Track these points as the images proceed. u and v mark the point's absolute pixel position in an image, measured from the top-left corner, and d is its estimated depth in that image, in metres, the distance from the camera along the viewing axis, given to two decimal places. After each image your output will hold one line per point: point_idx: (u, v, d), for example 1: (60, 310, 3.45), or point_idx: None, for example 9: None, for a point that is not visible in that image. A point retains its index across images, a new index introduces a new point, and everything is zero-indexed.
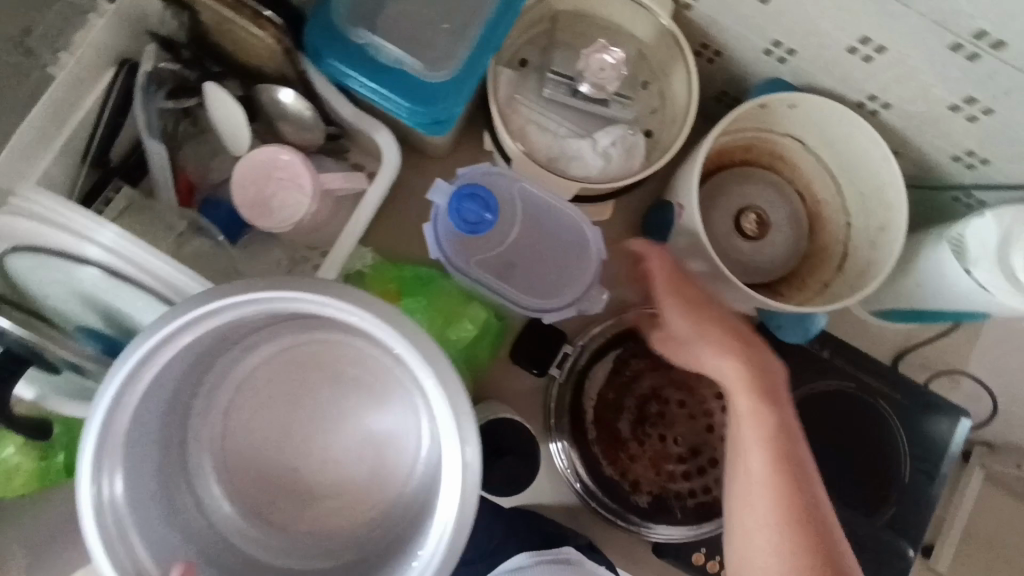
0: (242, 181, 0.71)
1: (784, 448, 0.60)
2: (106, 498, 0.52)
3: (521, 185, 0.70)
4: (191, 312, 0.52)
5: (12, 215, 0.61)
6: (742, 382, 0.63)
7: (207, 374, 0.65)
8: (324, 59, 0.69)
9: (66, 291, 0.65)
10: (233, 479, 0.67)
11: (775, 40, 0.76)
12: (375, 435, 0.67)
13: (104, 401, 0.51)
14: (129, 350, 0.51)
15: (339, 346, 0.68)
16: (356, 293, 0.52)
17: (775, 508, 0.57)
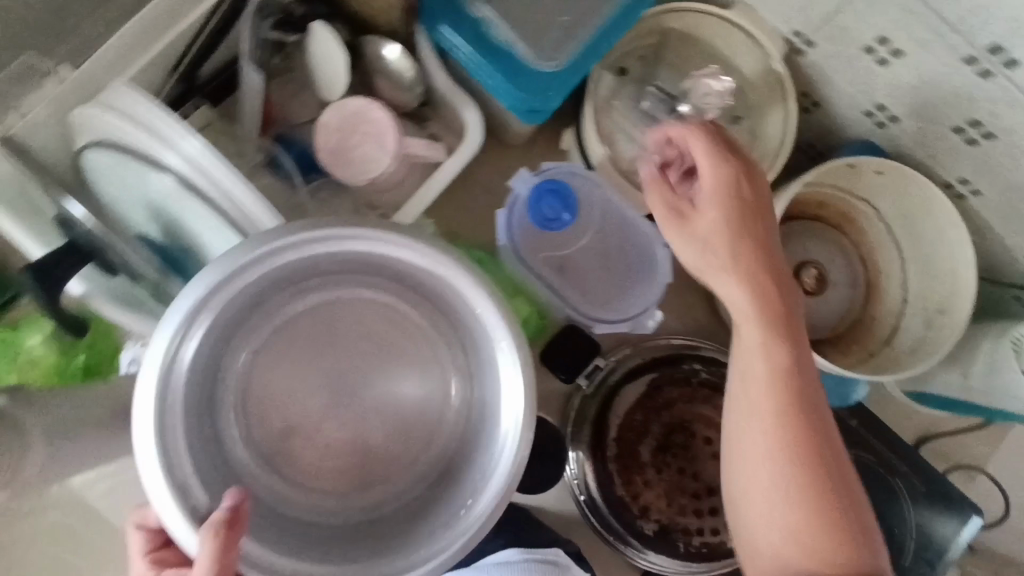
0: (329, 126, 0.70)
1: (798, 401, 0.50)
2: (168, 403, 0.52)
3: (604, 192, 0.69)
4: (283, 239, 0.52)
5: (102, 110, 0.61)
6: (758, 317, 0.52)
7: (254, 313, 0.60)
8: (438, 24, 0.68)
9: (131, 195, 0.63)
10: (257, 429, 0.62)
11: (880, 103, 0.75)
12: (410, 405, 0.64)
13: (184, 306, 0.51)
14: (206, 271, 0.51)
15: (388, 312, 0.64)
16: (446, 250, 0.55)
17: (782, 470, 0.49)
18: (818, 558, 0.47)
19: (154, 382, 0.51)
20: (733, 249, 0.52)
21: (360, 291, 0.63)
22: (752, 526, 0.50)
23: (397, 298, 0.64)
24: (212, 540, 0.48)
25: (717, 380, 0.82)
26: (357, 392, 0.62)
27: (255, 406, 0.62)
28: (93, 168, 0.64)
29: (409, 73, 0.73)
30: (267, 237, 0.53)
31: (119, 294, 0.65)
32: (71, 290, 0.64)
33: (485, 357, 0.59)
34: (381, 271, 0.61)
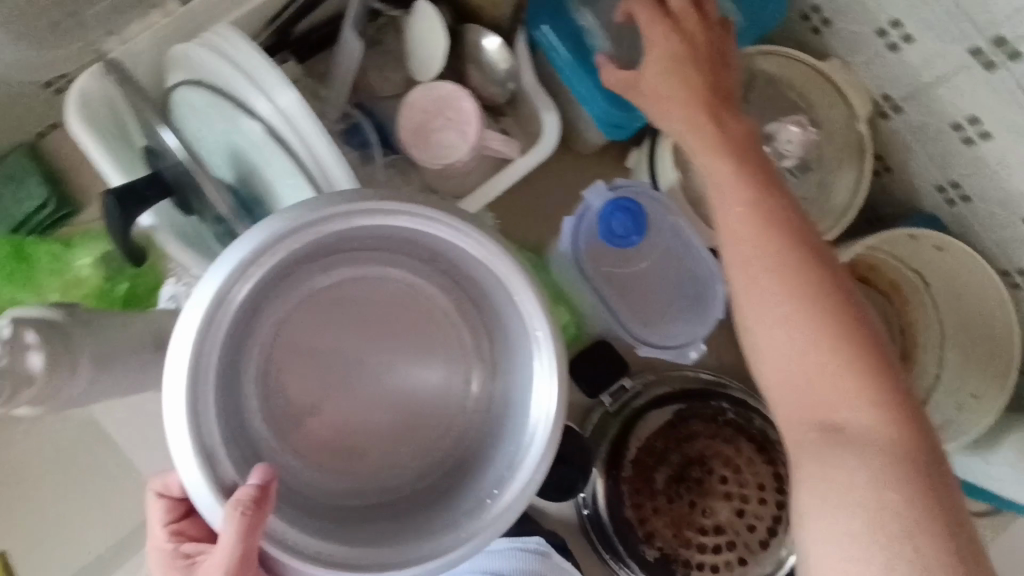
0: (414, 106, 0.71)
1: (796, 251, 0.51)
2: (204, 363, 0.47)
3: (673, 217, 0.69)
4: (351, 206, 0.48)
5: (202, 48, 0.61)
6: (740, 180, 0.54)
7: (282, 280, 0.54)
8: (541, 25, 0.69)
9: (218, 139, 0.63)
10: (275, 403, 0.56)
11: (954, 181, 0.76)
12: (428, 394, 0.59)
13: (235, 259, 0.47)
14: (259, 228, 0.48)
15: (412, 292, 0.59)
16: (503, 247, 0.51)
17: (799, 322, 0.49)
18: (844, 410, 0.48)
19: (194, 338, 0.46)
20: (675, 114, 0.59)
21: (387, 267, 0.59)
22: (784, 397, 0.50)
23: (425, 278, 0.59)
24: (238, 518, 0.45)
25: (743, 423, 0.82)
26: (375, 375, 0.57)
27: (277, 378, 0.56)
28: (183, 105, 0.64)
29: (504, 68, 0.73)
30: (333, 201, 0.48)
31: (186, 233, 0.65)
32: (140, 221, 0.65)
33: (519, 357, 0.56)
34: (414, 245, 0.56)
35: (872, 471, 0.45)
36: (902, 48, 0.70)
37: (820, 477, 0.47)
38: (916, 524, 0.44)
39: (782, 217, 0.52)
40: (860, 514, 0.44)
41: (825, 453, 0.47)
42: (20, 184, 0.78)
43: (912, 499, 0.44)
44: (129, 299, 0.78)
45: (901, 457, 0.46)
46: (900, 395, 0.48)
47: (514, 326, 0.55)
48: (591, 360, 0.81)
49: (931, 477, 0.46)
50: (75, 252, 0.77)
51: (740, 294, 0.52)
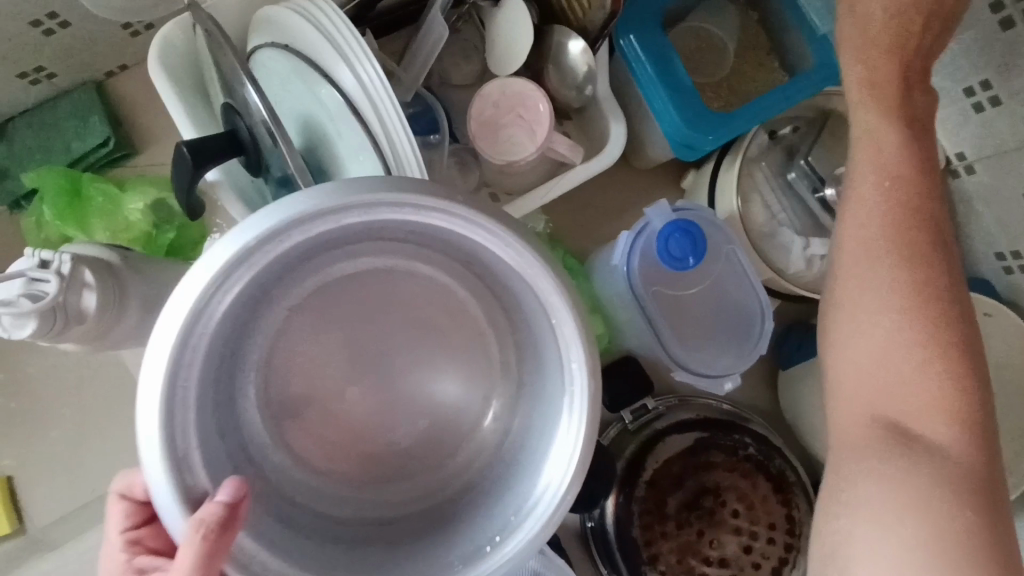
0: (486, 98, 0.71)
1: (920, 254, 0.52)
2: (190, 349, 0.42)
3: (730, 247, 0.68)
4: (376, 198, 0.42)
5: (295, 13, 0.60)
6: (880, 175, 0.56)
7: (298, 263, 0.51)
8: (628, 33, 0.69)
9: (292, 104, 0.63)
10: (277, 393, 0.53)
11: (1016, 250, 0.74)
12: (443, 408, 0.55)
13: (238, 243, 0.42)
14: (272, 211, 0.42)
15: (441, 292, 0.55)
16: (544, 261, 0.45)
17: (906, 322, 0.50)
18: (919, 417, 0.48)
19: (183, 318, 0.41)
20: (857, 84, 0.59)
21: (416, 263, 0.54)
22: (861, 389, 0.51)
23: (455, 279, 0.55)
24: (198, 542, 0.40)
25: (762, 460, 0.81)
26: (389, 379, 0.53)
27: (280, 367, 0.53)
28: (265, 68, 0.63)
29: (583, 70, 0.71)
30: (360, 188, 0.42)
31: (247, 194, 0.65)
32: (206, 174, 0.65)
33: (549, 394, 0.50)
34: (444, 243, 0.51)
35: (938, 487, 0.45)
36: (987, 109, 0.71)
37: (879, 474, 0.47)
38: (971, 551, 0.43)
39: (921, 219, 0.54)
40: (915, 521, 0.44)
41: (889, 452, 0.47)
42: (84, 122, 0.78)
43: (974, 526, 0.44)
44: (175, 246, 0.78)
45: (972, 484, 0.46)
46: (984, 425, 0.48)
47: (549, 352, 0.49)
48: (620, 375, 0.82)
49: (996, 516, 0.45)
50: (126, 195, 0.77)
51: (850, 279, 0.54)
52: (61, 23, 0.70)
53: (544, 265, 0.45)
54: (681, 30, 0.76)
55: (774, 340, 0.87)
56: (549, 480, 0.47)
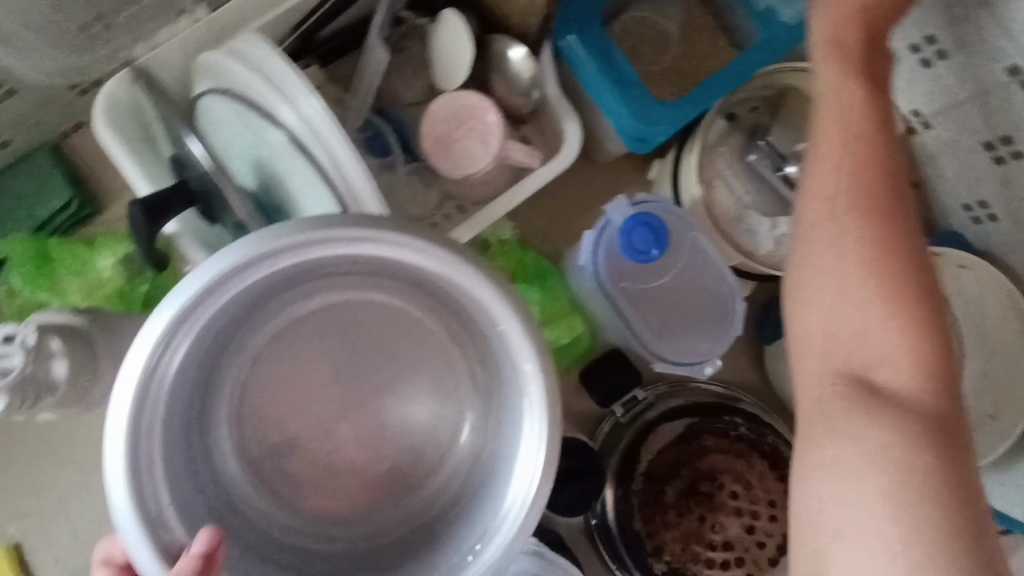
0: (437, 115, 0.71)
1: (883, 199, 0.50)
2: (147, 408, 0.44)
3: (694, 235, 0.69)
4: (307, 241, 0.43)
5: (231, 57, 0.60)
6: (845, 119, 0.53)
7: (254, 313, 0.52)
8: (568, 34, 0.68)
9: (245, 148, 0.63)
10: (252, 442, 0.54)
11: (982, 200, 0.74)
12: (416, 432, 0.55)
13: (173, 309, 0.43)
14: (209, 266, 0.43)
15: (399, 318, 0.54)
16: (488, 276, 0.45)
17: (868, 268, 0.48)
18: (885, 367, 0.47)
19: (133, 388, 0.43)
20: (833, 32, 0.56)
21: (373, 294, 0.53)
22: (826, 342, 0.49)
23: (412, 302, 0.53)
24: None
25: (755, 438, 0.82)
26: (361, 411, 0.54)
27: (255, 410, 0.54)
28: (211, 116, 0.64)
29: (528, 76, 0.71)
30: (297, 226, 0.43)
31: (209, 243, 0.65)
32: (165, 227, 0.66)
33: (510, 401, 0.50)
34: (392, 273, 0.50)
35: (907, 439, 0.44)
36: (934, 64, 0.69)
37: (849, 433, 0.45)
38: (943, 502, 0.42)
39: (879, 163, 0.51)
40: (886, 475, 0.43)
41: (858, 408, 0.46)
42: (46, 184, 0.79)
43: (945, 477, 0.43)
44: (152, 297, 0.78)
45: (939, 430, 0.45)
46: (949, 374, 0.47)
47: (500, 357, 0.49)
48: (605, 368, 0.82)
49: (963, 465, 0.44)
50: (98, 252, 0.78)
51: (809, 230, 0.52)
52: (8, 91, 0.70)
53: (488, 281, 0.45)
54: (626, 20, 0.76)
55: (754, 316, 0.87)
56: (516, 491, 0.47)
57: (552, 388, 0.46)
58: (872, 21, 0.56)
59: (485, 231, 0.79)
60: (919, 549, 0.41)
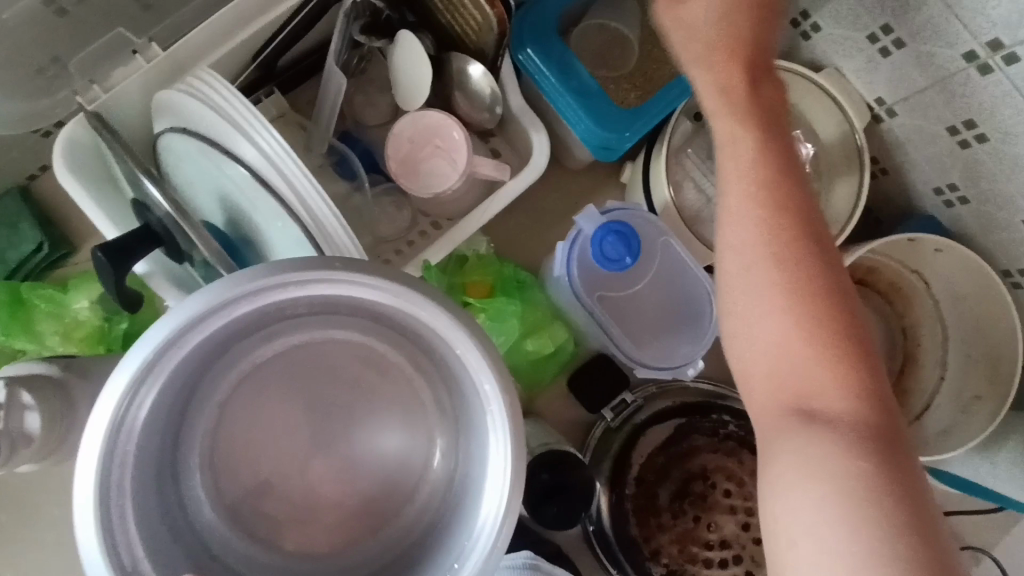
0: (404, 137, 0.72)
1: (792, 230, 0.49)
2: (118, 459, 0.44)
3: (666, 238, 0.69)
4: (258, 285, 0.44)
5: (187, 96, 0.60)
6: (744, 153, 0.52)
7: (218, 359, 0.54)
8: (525, 47, 0.69)
9: (209, 183, 0.62)
10: (228, 483, 0.56)
11: (952, 183, 0.74)
12: (390, 460, 0.57)
13: (137, 361, 0.43)
14: (165, 321, 0.44)
15: (364, 352, 0.57)
16: (442, 304, 0.47)
17: (787, 305, 0.47)
18: (819, 396, 0.46)
19: (100, 442, 0.43)
20: (716, 60, 0.54)
21: (331, 330, 0.56)
22: (761, 377, 0.49)
23: (375, 337, 0.56)
24: None
25: (745, 435, 0.82)
26: (336, 445, 0.57)
27: (228, 450, 0.56)
28: (170, 151, 0.63)
29: (488, 93, 0.71)
30: (258, 274, 0.44)
31: (182, 281, 0.65)
32: (134, 268, 0.65)
33: (474, 422, 0.51)
34: (350, 308, 0.52)
35: (848, 471, 0.44)
36: (893, 52, 0.69)
37: (795, 467, 0.45)
38: (898, 522, 0.42)
39: (782, 185, 0.51)
40: (836, 509, 0.43)
41: (802, 438, 0.46)
42: (15, 229, 0.78)
43: (896, 496, 0.43)
44: (132, 333, 0.78)
45: (881, 449, 0.44)
46: (883, 386, 0.47)
47: (464, 381, 0.50)
48: (591, 377, 0.81)
49: (911, 477, 0.45)
50: (72, 294, 0.76)
51: (727, 266, 0.51)
52: None
53: (443, 308, 0.47)
54: (585, 28, 0.76)
55: None
56: (488, 510, 0.48)
57: (512, 404, 0.47)
58: (756, 44, 0.54)
59: (460, 245, 0.78)
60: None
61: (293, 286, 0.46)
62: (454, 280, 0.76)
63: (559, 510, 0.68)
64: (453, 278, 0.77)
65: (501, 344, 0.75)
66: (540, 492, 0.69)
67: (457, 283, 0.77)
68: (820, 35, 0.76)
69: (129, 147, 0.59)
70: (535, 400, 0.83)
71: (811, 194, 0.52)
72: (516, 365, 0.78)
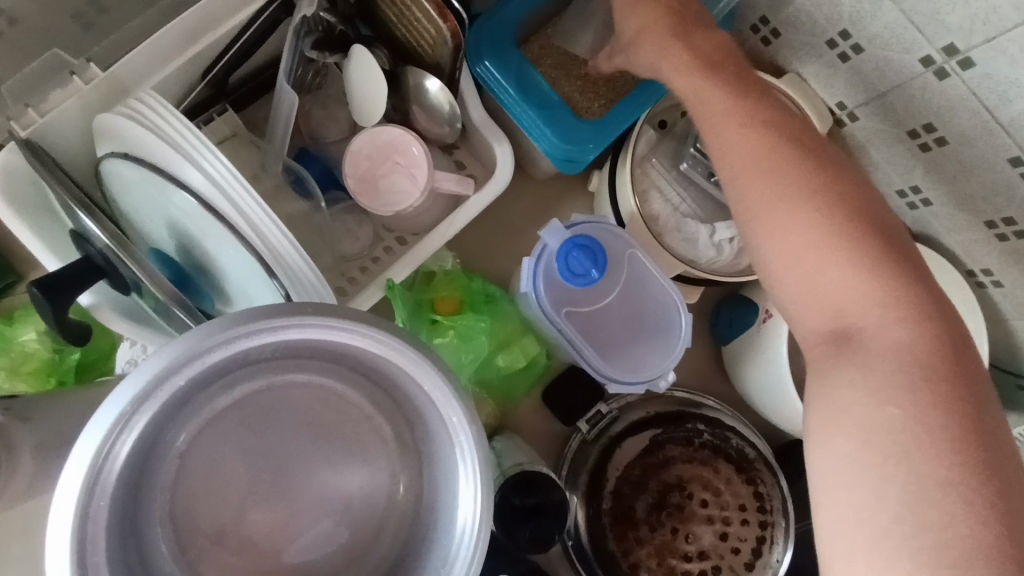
0: (361, 154, 0.70)
1: (803, 174, 0.54)
2: (91, 515, 0.44)
3: (631, 250, 0.68)
4: (226, 334, 0.43)
5: (125, 118, 0.56)
6: (739, 120, 0.57)
7: (179, 411, 0.52)
8: (483, 60, 0.68)
9: (156, 210, 0.59)
10: (187, 529, 0.55)
11: (914, 184, 0.74)
12: (351, 499, 0.57)
13: (110, 416, 0.43)
14: (135, 375, 0.43)
15: (324, 394, 0.57)
16: (406, 340, 0.46)
17: (815, 242, 0.52)
18: (863, 321, 0.50)
19: (74, 503, 0.42)
20: (684, 55, 0.60)
21: (293, 374, 0.56)
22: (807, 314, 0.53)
23: (334, 378, 0.57)
24: None
25: (719, 443, 0.81)
26: (302, 486, 0.56)
27: (188, 495, 0.55)
28: (111, 178, 0.60)
29: (447, 108, 0.70)
30: (232, 321, 0.44)
31: (133, 311, 0.64)
32: (78, 300, 0.62)
33: (444, 460, 0.52)
34: (317, 350, 0.53)
35: (894, 386, 0.48)
36: (852, 57, 0.69)
37: (845, 398, 0.49)
38: (945, 444, 0.45)
39: (781, 143, 0.56)
40: (886, 441, 0.46)
41: (859, 366, 0.49)
42: None
43: (947, 417, 0.46)
44: (85, 364, 0.75)
45: (928, 364, 0.48)
46: (928, 298, 0.50)
47: (432, 417, 0.51)
48: (563, 386, 0.81)
49: (966, 386, 0.48)
50: (17, 326, 0.73)
51: (758, 224, 0.54)
52: None
53: (407, 345, 0.47)
54: (543, 38, 0.75)
55: (706, 318, 0.86)
56: (462, 530, 0.48)
57: (479, 436, 0.48)
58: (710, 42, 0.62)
59: (426, 262, 0.77)
60: (938, 498, 0.43)
61: (268, 331, 0.45)
62: (421, 298, 0.74)
63: (536, 533, 0.67)
64: (421, 294, 0.75)
65: (470, 362, 0.73)
66: (515, 515, 0.67)
67: (425, 298, 0.75)
68: (780, 41, 0.76)
69: (65, 180, 0.56)
70: (509, 415, 0.82)
71: (812, 142, 0.57)
72: (486, 380, 0.77)
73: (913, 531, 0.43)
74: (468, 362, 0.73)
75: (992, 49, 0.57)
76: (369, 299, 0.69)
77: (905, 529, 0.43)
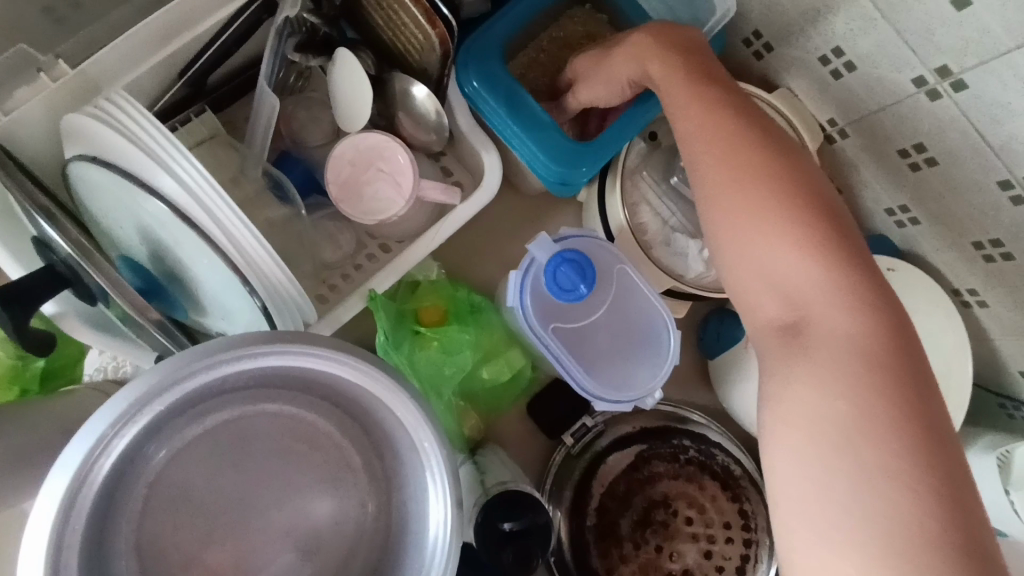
0: (343, 161, 0.68)
1: (767, 157, 0.54)
2: (67, 544, 0.42)
3: (622, 265, 0.67)
4: (207, 359, 0.44)
5: (95, 120, 0.53)
6: (710, 100, 0.57)
7: (154, 435, 0.51)
8: (471, 80, 0.66)
9: (127, 217, 0.56)
10: (151, 551, 0.53)
11: (903, 203, 0.74)
12: (319, 528, 0.57)
13: (84, 445, 0.42)
14: (110, 404, 0.43)
15: (294, 423, 0.57)
16: (369, 359, 0.47)
17: (775, 223, 0.51)
18: (817, 308, 0.50)
19: (46, 536, 0.41)
20: (656, 43, 0.61)
21: (265, 404, 0.56)
22: (759, 293, 0.52)
23: (304, 407, 0.57)
24: None
25: (704, 459, 0.80)
26: (274, 513, 0.55)
27: (158, 518, 0.54)
28: (80, 183, 0.57)
29: (433, 115, 0.68)
30: (212, 348, 0.44)
31: (98, 322, 0.61)
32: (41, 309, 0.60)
33: (413, 479, 0.53)
34: (291, 378, 0.53)
35: (845, 375, 0.47)
36: (845, 74, 0.69)
37: (797, 381, 0.49)
38: (890, 435, 0.44)
39: (749, 126, 0.56)
40: (837, 429, 0.45)
41: (811, 351, 0.49)
42: None
43: (893, 412, 0.45)
44: (51, 371, 0.71)
45: (878, 359, 0.47)
46: (881, 293, 0.50)
47: (404, 445, 0.51)
48: (549, 402, 0.79)
49: (920, 388, 0.47)
50: None
51: (725, 202, 0.53)
52: None
53: (379, 371, 0.47)
54: (527, 51, 0.75)
55: (694, 332, 0.85)
56: (436, 539, 0.49)
57: (449, 458, 0.49)
58: (687, 33, 0.62)
59: (411, 270, 0.75)
60: (911, 508, 0.42)
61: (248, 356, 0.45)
62: (405, 308, 0.72)
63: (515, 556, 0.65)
64: (406, 303, 0.73)
65: (456, 375, 0.71)
66: (492, 535, 0.65)
67: (410, 307, 0.73)
68: (772, 55, 0.75)
69: (23, 184, 0.54)
70: (491, 427, 0.80)
71: (780, 131, 0.57)
72: (469, 391, 0.75)
73: (874, 537, 0.42)
74: (454, 374, 0.71)
75: (987, 71, 0.56)
76: (350, 309, 0.66)
77: (842, 528, 0.43)
